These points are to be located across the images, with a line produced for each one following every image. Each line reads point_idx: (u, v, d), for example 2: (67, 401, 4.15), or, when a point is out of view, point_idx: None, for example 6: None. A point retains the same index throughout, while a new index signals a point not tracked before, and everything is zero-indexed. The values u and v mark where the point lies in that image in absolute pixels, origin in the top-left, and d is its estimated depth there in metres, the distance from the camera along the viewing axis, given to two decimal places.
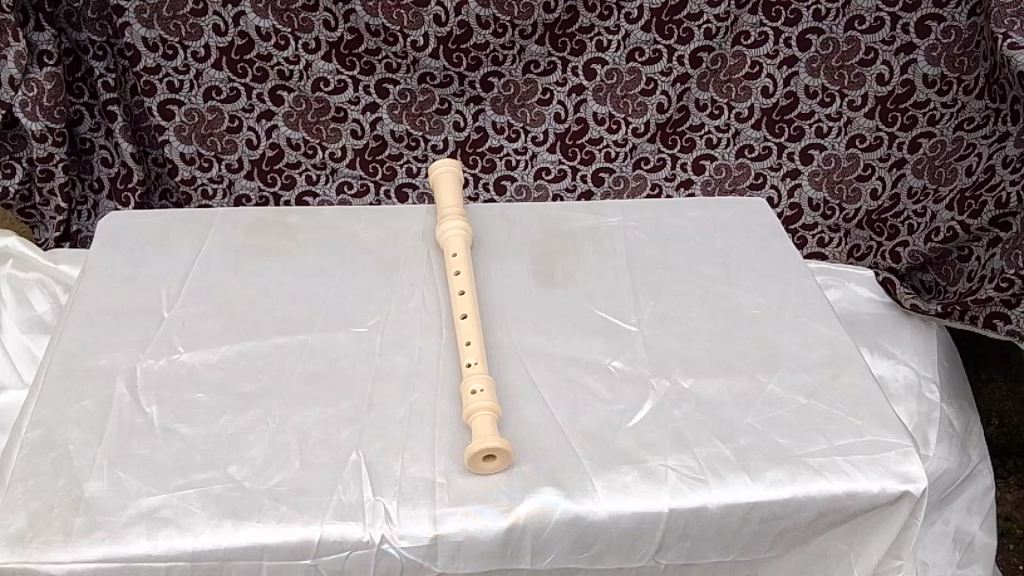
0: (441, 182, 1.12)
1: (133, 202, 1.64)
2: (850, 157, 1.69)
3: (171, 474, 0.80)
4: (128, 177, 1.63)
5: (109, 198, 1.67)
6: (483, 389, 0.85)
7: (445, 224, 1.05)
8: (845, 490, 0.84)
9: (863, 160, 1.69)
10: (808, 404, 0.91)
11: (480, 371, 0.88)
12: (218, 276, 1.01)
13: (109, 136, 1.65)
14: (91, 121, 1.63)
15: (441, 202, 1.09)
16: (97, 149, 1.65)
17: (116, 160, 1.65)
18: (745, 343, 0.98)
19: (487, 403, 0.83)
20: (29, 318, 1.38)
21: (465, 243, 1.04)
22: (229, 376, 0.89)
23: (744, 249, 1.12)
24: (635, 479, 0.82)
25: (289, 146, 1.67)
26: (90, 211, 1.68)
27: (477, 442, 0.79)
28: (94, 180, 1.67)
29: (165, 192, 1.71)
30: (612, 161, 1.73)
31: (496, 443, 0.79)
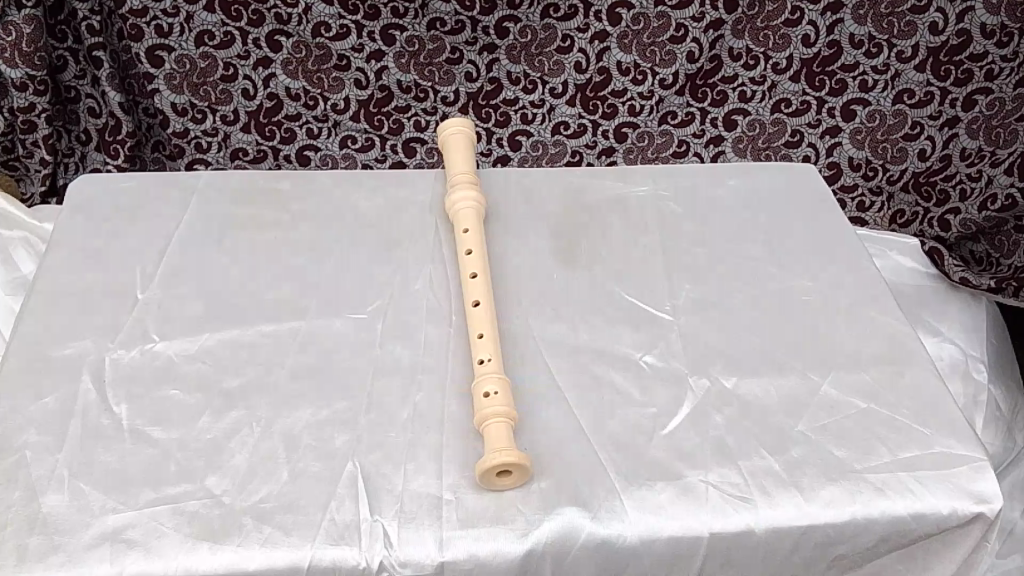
0: (450, 143, 0.99)
1: (122, 155, 1.51)
2: (897, 113, 1.53)
3: (141, 488, 0.70)
4: (117, 129, 1.51)
5: (99, 150, 1.54)
6: (497, 391, 0.75)
7: (455, 194, 0.93)
8: (910, 511, 0.74)
9: (912, 118, 1.53)
10: (867, 409, 0.80)
11: (494, 368, 0.77)
12: (200, 252, 0.90)
13: (96, 84, 1.50)
14: (76, 68, 1.47)
15: (451, 167, 0.97)
16: (83, 98, 1.50)
17: (104, 110, 1.51)
18: (794, 335, 0.87)
19: (502, 408, 0.73)
20: (12, 279, 1.26)
21: (477, 216, 0.92)
22: (211, 369, 0.78)
23: (792, 223, 1.00)
24: (670, 497, 0.72)
25: (288, 96, 1.53)
26: (77, 165, 1.55)
27: (490, 457, 0.69)
28: (81, 131, 1.53)
29: (157, 144, 1.58)
30: (636, 115, 1.58)
31: (512, 459, 0.69)
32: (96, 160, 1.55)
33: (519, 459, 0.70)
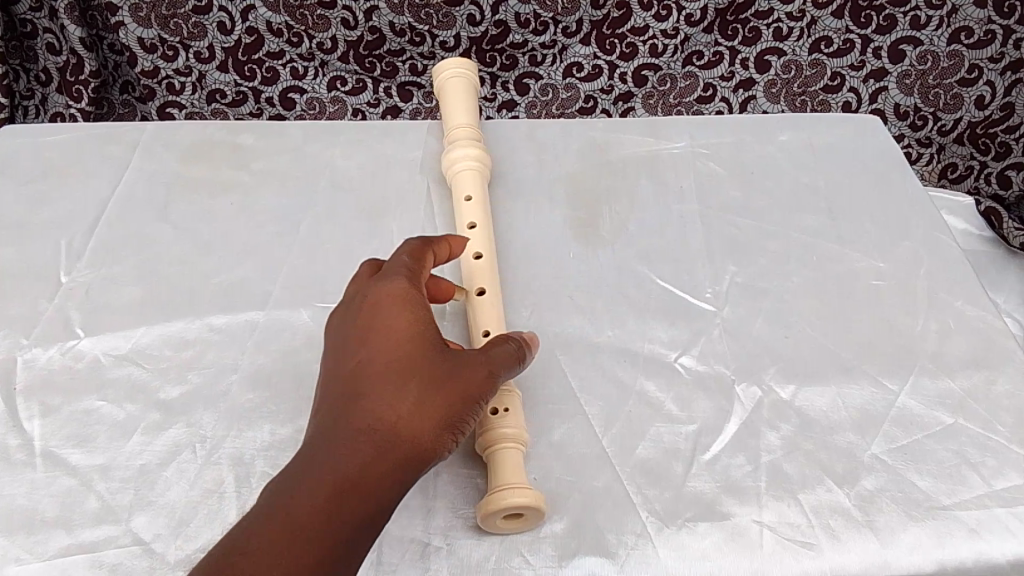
0: (447, 83, 0.82)
1: (86, 98, 1.26)
2: (952, 55, 1.26)
3: (52, 530, 0.56)
4: (78, 68, 1.24)
5: (60, 92, 1.28)
6: (507, 410, 0.61)
7: (454, 153, 0.77)
8: (1011, 559, 0.59)
9: (969, 60, 1.26)
10: (954, 425, 0.66)
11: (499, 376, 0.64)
12: (142, 223, 0.74)
13: (53, 16, 1.23)
14: None
15: (449, 116, 0.80)
16: (40, 34, 1.24)
17: (63, 46, 1.25)
18: (862, 332, 0.72)
19: (512, 431, 0.59)
20: None
21: (481, 181, 0.76)
22: (147, 373, 0.64)
23: (857, 188, 0.85)
24: (716, 542, 0.58)
25: (269, 31, 1.25)
26: (38, 109, 1.30)
27: (495, 497, 0.55)
28: (40, 71, 1.28)
29: (127, 84, 1.32)
30: (658, 56, 1.29)
31: (524, 500, 0.55)
32: (59, 102, 1.30)
33: (534, 497, 0.56)
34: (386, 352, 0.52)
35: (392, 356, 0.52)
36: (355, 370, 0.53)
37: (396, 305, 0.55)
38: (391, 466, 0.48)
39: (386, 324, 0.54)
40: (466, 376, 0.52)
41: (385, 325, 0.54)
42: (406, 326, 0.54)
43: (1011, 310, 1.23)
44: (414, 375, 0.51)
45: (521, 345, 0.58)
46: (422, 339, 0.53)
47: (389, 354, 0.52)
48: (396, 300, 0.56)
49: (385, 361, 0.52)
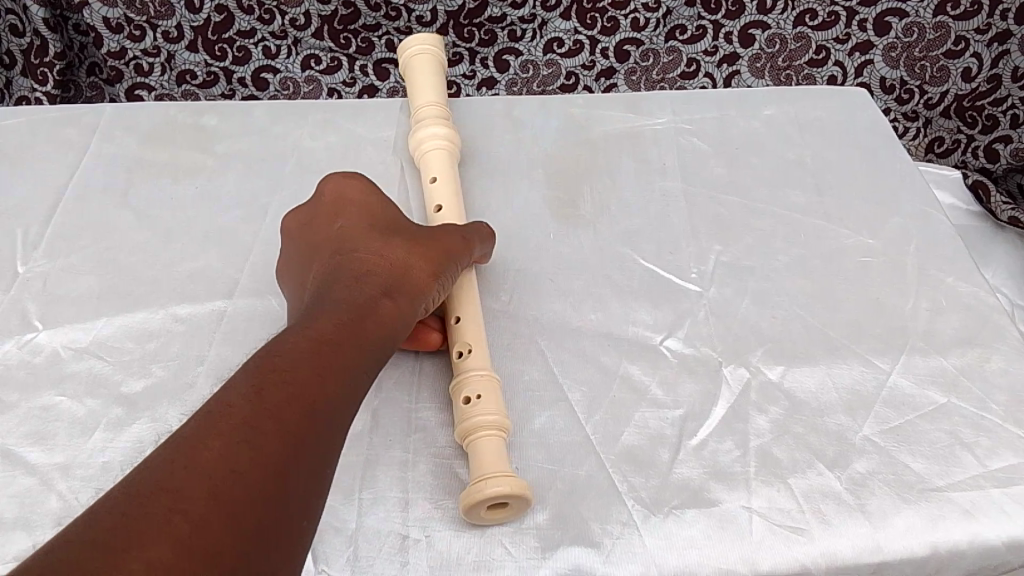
0: (411, 59, 0.79)
1: (52, 81, 1.22)
2: (938, 27, 1.23)
3: (10, 534, 0.53)
4: (42, 50, 1.20)
5: (25, 75, 1.24)
6: (481, 396, 0.59)
7: (422, 132, 0.74)
8: (1005, 541, 0.57)
9: (955, 32, 1.23)
10: (946, 405, 0.64)
11: (469, 360, 0.62)
12: (102, 210, 0.71)
13: None
14: None
15: (416, 94, 0.77)
16: (3, 15, 1.19)
17: (26, 28, 1.20)
18: (851, 311, 0.70)
19: (486, 416, 0.57)
20: None
21: (451, 161, 0.73)
22: (109, 367, 0.61)
23: (845, 162, 0.83)
24: (704, 531, 0.56)
25: (239, 8, 1.20)
26: (3, 92, 1.27)
27: (473, 487, 0.53)
28: (3, 53, 1.24)
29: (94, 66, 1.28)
30: (641, 30, 1.26)
31: (504, 486, 0.53)
32: (24, 86, 1.26)
33: (514, 482, 0.54)
34: (369, 226, 0.60)
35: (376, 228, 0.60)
36: (342, 241, 0.59)
37: (366, 200, 0.64)
38: (389, 299, 0.54)
39: (353, 213, 0.62)
40: (441, 238, 0.62)
41: (363, 211, 0.62)
42: (379, 212, 0.63)
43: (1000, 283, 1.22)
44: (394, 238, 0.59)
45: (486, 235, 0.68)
46: (388, 219, 0.62)
47: (372, 228, 0.60)
48: (365, 196, 0.64)
49: (359, 233, 0.60)
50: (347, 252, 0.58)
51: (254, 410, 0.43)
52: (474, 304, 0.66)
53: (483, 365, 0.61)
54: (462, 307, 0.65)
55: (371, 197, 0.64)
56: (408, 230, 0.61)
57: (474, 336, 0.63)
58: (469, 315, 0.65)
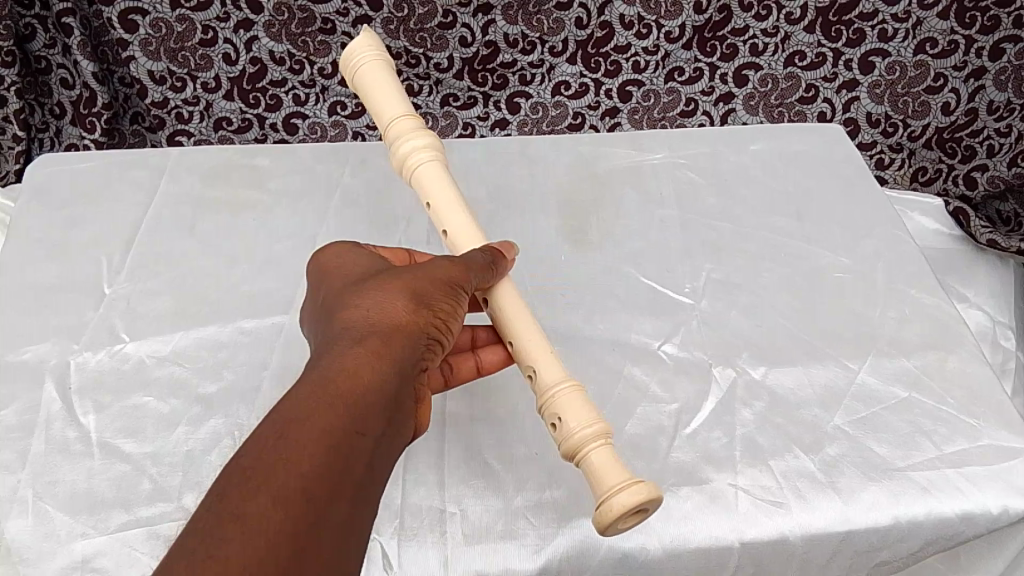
0: (360, 64, 0.73)
1: (99, 129, 1.38)
2: (918, 65, 1.37)
3: (112, 510, 0.63)
4: (91, 101, 1.36)
5: (74, 124, 1.41)
6: (561, 416, 0.59)
7: (405, 149, 0.70)
8: (959, 512, 0.67)
9: (934, 69, 1.36)
10: (909, 399, 0.74)
11: (540, 383, 0.62)
12: (172, 239, 0.82)
13: (67, 53, 1.35)
14: (45, 37, 1.32)
15: (381, 107, 0.72)
16: (54, 70, 1.36)
17: (77, 81, 1.37)
18: (826, 320, 0.80)
19: (573, 439, 0.58)
20: None
21: (443, 170, 0.71)
22: (186, 372, 0.71)
23: (823, 190, 0.93)
24: (697, 505, 0.66)
25: (271, 60, 1.36)
26: (53, 140, 1.43)
27: (595, 512, 0.55)
28: (55, 104, 1.40)
29: (136, 115, 1.45)
30: (641, 72, 1.40)
31: (617, 500, 0.54)
32: (72, 134, 1.43)
33: (627, 489, 0.54)
34: (362, 276, 0.60)
35: (367, 276, 0.60)
36: (337, 296, 0.59)
37: (355, 257, 0.64)
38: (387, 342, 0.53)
39: (342, 271, 0.62)
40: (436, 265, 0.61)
41: (354, 266, 0.62)
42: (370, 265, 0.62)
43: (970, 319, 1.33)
44: (381, 280, 0.58)
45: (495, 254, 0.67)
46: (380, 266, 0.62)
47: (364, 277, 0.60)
48: (354, 256, 0.64)
49: (348, 288, 0.59)
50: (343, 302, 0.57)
51: (253, 485, 0.42)
52: (521, 312, 0.66)
53: (550, 382, 0.62)
54: (510, 327, 0.65)
55: (358, 251, 0.64)
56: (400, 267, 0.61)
57: (532, 355, 0.64)
58: (520, 332, 0.65)
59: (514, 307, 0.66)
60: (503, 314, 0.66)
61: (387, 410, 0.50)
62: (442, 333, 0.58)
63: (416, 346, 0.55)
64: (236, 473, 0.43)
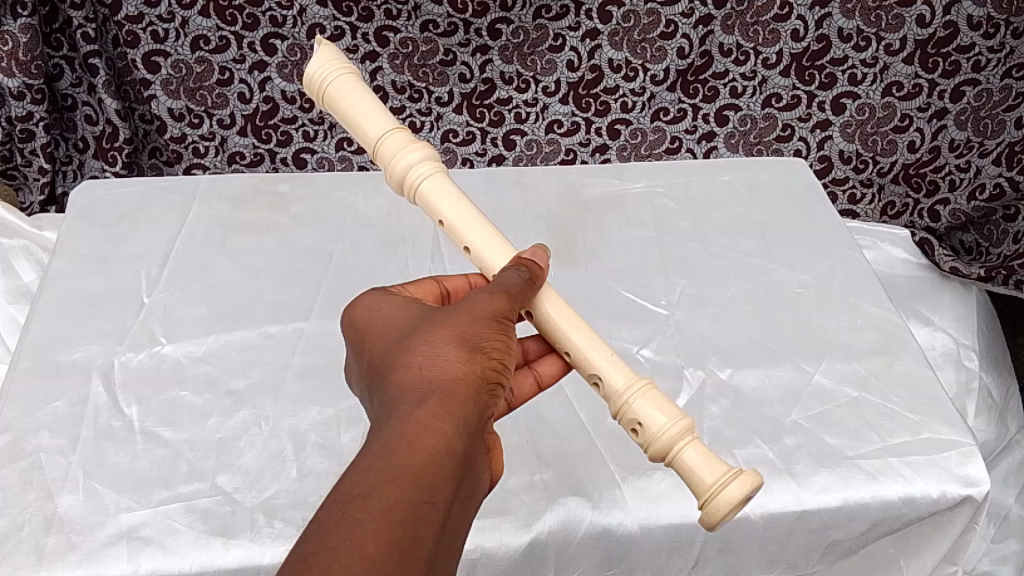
0: (330, 82, 0.72)
1: (120, 162, 1.48)
2: (886, 106, 1.49)
3: (154, 488, 0.72)
4: (114, 136, 1.47)
5: (96, 158, 1.52)
6: (643, 421, 0.64)
7: (407, 167, 0.70)
8: (902, 496, 0.76)
9: (900, 110, 1.48)
10: (859, 398, 0.83)
11: (609, 388, 0.66)
12: (203, 255, 0.92)
13: (91, 91, 1.46)
14: (72, 76, 1.44)
15: (368, 127, 0.70)
16: (80, 106, 1.47)
17: (100, 117, 1.48)
18: (786, 328, 0.89)
19: (663, 440, 0.62)
20: (15, 288, 1.32)
21: (446, 178, 0.72)
22: (217, 370, 0.81)
23: (787, 215, 1.04)
24: (669, 485, 0.74)
25: (283, 99, 1.49)
26: (76, 172, 1.54)
27: (704, 508, 0.60)
28: (79, 139, 1.51)
29: (155, 150, 1.56)
30: (629, 112, 1.53)
31: (730, 493, 0.59)
32: (94, 167, 1.54)
33: (732, 480, 0.60)
34: (408, 324, 0.60)
35: (413, 323, 0.60)
36: (387, 348, 0.59)
37: (394, 305, 0.63)
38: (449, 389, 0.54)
39: (385, 319, 0.62)
40: (482, 299, 0.61)
41: (396, 315, 0.62)
42: (411, 311, 0.62)
43: (931, 344, 1.35)
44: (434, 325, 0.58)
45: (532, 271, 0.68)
46: (423, 312, 0.62)
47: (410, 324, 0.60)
48: (393, 305, 0.63)
49: (397, 337, 0.59)
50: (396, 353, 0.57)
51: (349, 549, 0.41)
52: (565, 319, 0.69)
53: (620, 386, 0.65)
54: (563, 338, 0.68)
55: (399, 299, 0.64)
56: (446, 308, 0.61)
57: (591, 361, 0.67)
58: (573, 341, 0.68)
59: (561, 317, 0.69)
60: (556, 326, 0.68)
61: (462, 460, 0.51)
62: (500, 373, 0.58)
63: (480, 390, 0.56)
64: (327, 533, 0.42)
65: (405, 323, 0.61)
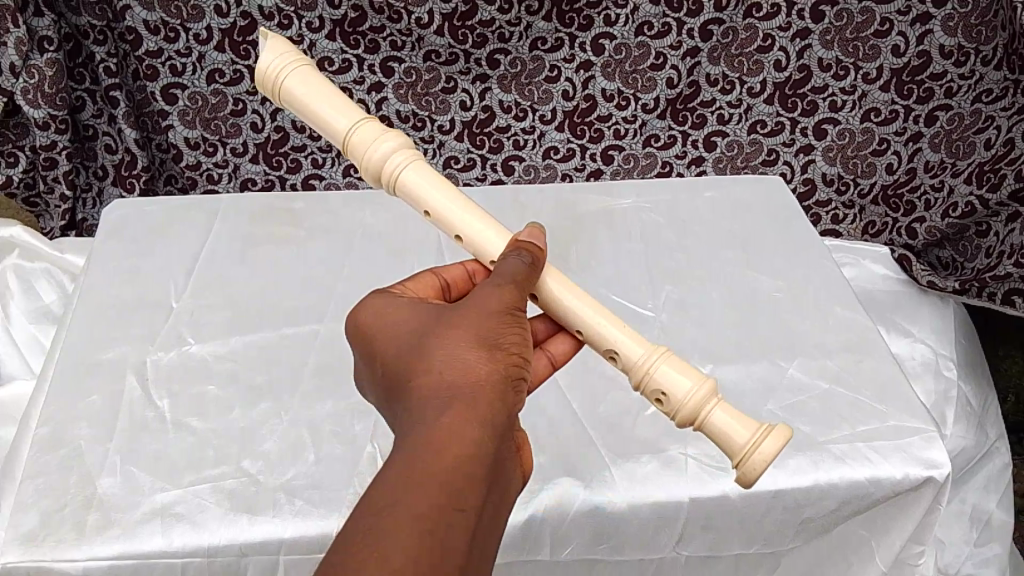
0: (289, 80, 0.75)
1: (138, 189, 1.58)
2: (865, 131, 1.57)
3: (184, 471, 0.79)
4: (132, 164, 1.57)
5: (114, 185, 1.60)
6: (667, 392, 0.70)
7: (386, 157, 0.74)
8: (868, 476, 0.82)
9: (879, 134, 1.57)
10: (830, 390, 0.90)
11: (630, 362, 0.72)
12: (226, 265, 1.00)
13: (112, 122, 1.56)
14: (93, 108, 1.54)
15: (337, 122, 0.75)
16: (100, 136, 1.56)
17: (120, 147, 1.57)
18: (763, 329, 0.97)
19: (691, 409, 0.69)
20: (36, 308, 1.38)
21: (421, 164, 0.77)
22: (240, 368, 0.88)
23: (765, 228, 1.12)
24: (654, 468, 0.82)
25: (294, 128, 1.59)
26: (95, 199, 1.62)
27: (738, 469, 0.67)
28: (98, 167, 1.60)
29: (170, 177, 1.64)
30: (621, 138, 1.62)
31: (763, 451, 0.66)
32: (112, 194, 1.62)
33: (766, 436, 0.67)
34: (423, 324, 0.64)
35: (428, 323, 0.63)
36: (405, 349, 0.62)
37: (407, 304, 0.67)
38: (470, 391, 0.57)
39: (399, 321, 0.65)
40: (494, 294, 0.64)
41: (409, 316, 0.65)
42: (425, 310, 0.65)
43: (910, 355, 1.40)
44: (450, 325, 0.61)
45: (538, 256, 0.71)
46: (435, 311, 0.65)
47: (425, 325, 0.63)
48: (407, 304, 0.66)
49: (413, 341, 0.62)
50: (415, 355, 0.61)
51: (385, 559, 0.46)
52: (579, 303, 0.74)
53: (641, 360, 0.71)
54: (580, 320, 0.74)
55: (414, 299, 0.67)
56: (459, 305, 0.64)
57: (609, 338, 0.73)
58: (591, 321, 0.73)
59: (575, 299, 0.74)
60: (571, 312, 0.74)
61: (490, 459, 0.55)
62: (519, 364, 0.62)
63: (501, 385, 0.59)
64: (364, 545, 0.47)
65: (420, 323, 0.64)
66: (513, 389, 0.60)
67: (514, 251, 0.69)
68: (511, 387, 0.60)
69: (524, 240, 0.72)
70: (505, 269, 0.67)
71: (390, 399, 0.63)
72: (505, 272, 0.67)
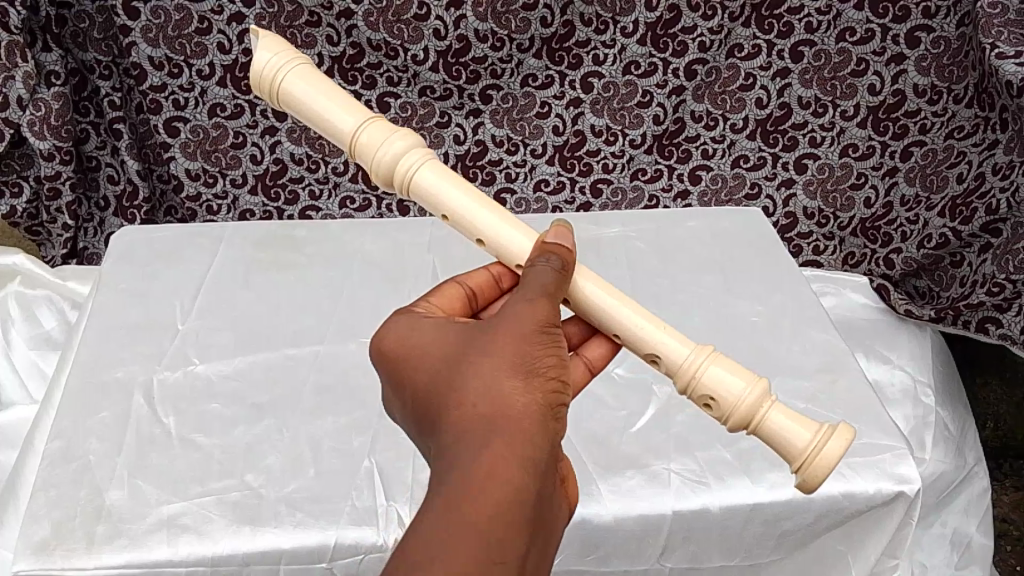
0: (292, 80, 0.78)
1: (138, 219, 1.63)
2: (844, 166, 1.63)
3: (190, 484, 0.82)
4: (134, 195, 1.61)
5: (116, 215, 1.64)
6: (716, 398, 0.74)
7: (399, 156, 0.78)
8: (842, 490, 0.87)
9: (857, 169, 1.62)
10: (807, 409, 0.95)
11: (676, 367, 0.76)
12: (230, 290, 1.04)
13: (114, 153, 1.60)
14: (97, 140, 1.58)
15: (344, 122, 0.78)
16: (103, 167, 1.60)
17: (121, 177, 1.61)
18: (742, 351, 1.02)
19: (744, 416, 0.73)
20: (36, 334, 1.41)
21: (432, 162, 0.80)
22: (244, 386, 0.92)
23: (744, 256, 1.17)
24: (639, 482, 0.86)
25: (292, 161, 1.64)
26: (96, 229, 1.65)
27: (798, 474, 0.72)
28: (100, 198, 1.64)
29: (170, 208, 1.68)
30: (610, 172, 1.68)
31: (822, 456, 0.71)
32: (113, 224, 1.66)
33: (828, 438, 0.71)
34: (456, 348, 0.64)
35: (462, 347, 0.64)
36: (440, 375, 0.63)
37: (439, 327, 0.67)
38: (508, 425, 0.58)
39: (433, 346, 0.66)
40: (524, 314, 0.64)
41: (443, 339, 0.66)
42: (458, 332, 0.66)
43: (890, 381, 1.41)
44: (485, 352, 0.62)
45: (564, 267, 0.71)
46: (468, 332, 0.65)
47: (459, 349, 0.64)
48: (440, 327, 0.67)
49: (446, 369, 0.63)
50: (451, 383, 0.62)
51: None
52: (618, 308, 0.78)
53: (688, 365, 0.75)
54: (625, 330, 0.77)
55: (445, 322, 0.68)
56: (491, 326, 0.64)
57: (658, 346, 0.76)
58: (632, 327, 0.77)
59: (623, 310, 0.78)
60: (611, 320, 0.78)
61: (531, 494, 0.57)
62: (556, 388, 0.63)
63: (539, 415, 0.60)
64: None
65: (454, 347, 0.64)
66: (551, 415, 0.62)
67: (542, 255, 0.72)
68: (549, 412, 0.61)
69: (551, 242, 0.74)
70: (535, 285, 0.68)
71: (424, 423, 0.65)
72: (535, 290, 0.67)
